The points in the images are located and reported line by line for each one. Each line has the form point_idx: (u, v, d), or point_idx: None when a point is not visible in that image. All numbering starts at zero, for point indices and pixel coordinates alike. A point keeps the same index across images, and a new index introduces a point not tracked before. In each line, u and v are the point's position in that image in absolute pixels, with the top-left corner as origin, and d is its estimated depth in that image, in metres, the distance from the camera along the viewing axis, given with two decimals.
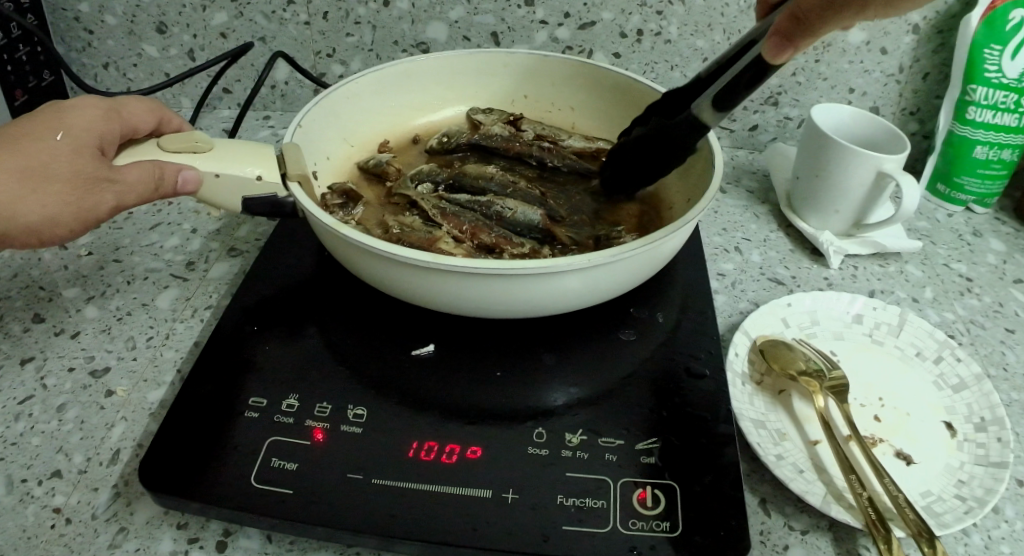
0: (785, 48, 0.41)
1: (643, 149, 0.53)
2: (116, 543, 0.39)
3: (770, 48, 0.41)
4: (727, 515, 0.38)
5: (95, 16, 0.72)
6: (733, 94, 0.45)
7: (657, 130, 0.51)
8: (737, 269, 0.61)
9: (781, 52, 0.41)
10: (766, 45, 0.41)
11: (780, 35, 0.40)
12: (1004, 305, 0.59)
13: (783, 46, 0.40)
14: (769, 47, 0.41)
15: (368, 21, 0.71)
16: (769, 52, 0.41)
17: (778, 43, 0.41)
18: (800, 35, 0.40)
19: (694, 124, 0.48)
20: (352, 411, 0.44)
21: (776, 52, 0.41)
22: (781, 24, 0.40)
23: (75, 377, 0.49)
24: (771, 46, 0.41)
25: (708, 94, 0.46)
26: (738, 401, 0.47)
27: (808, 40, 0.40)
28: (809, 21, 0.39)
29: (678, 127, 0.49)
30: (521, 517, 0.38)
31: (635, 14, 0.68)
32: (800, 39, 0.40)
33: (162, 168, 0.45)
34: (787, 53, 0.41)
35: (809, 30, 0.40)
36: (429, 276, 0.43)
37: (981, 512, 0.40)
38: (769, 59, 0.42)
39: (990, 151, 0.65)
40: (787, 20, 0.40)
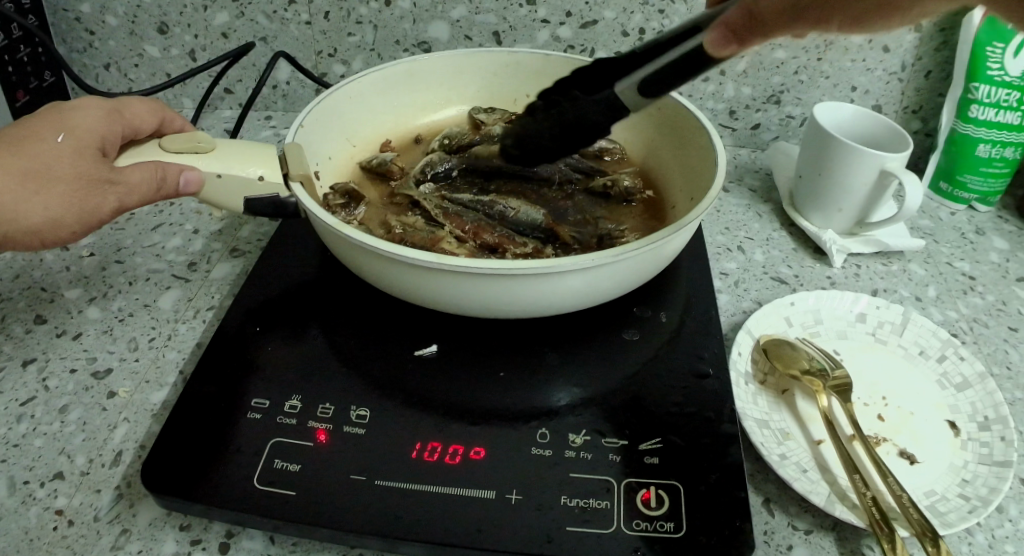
0: (728, 43, 0.39)
1: (551, 142, 0.48)
2: (119, 545, 0.39)
3: (713, 39, 0.39)
4: (732, 515, 0.38)
5: (96, 17, 0.72)
6: (660, 83, 0.43)
7: (572, 117, 0.46)
8: (740, 268, 0.61)
9: (723, 47, 0.39)
10: (709, 35, 0.40)
11: (729, 31, 0.39)
12: (1007, 304, 0.59)
13: (728, 41, 0.39)
14: (714, 38, 0.39)
15: (370, 20, 0.71)
16: (711, 43, 0.40)
17: (722, 37, 0.39)
18: (747, 35, 0.39)
19: (612, 105, 0.45)
20: (355, 412, 0.44)
21: (719, 45, 0.40)
22: (731, 17, 0.38)
23: (77, 378, 0.49)
24: (714, 37, 0.39)
25: (638, 74, 0.44)
26: (742, 400, 0.47)
27: (752, 40, 0.39)
28: (757, 27, 0.38)
29: (591, 113, 0.45)
30: (524, 517, 0.38)
31: (637, 12, 0.68)
32: (744, 40, 0.39)
33: (164, 169, 0.45)
34: (729, 49, 0.39)
35: (753, 33, 0.38)
36: (431, 276, 0.43)
37: (985, 511, 0.40)
38: (711, 51, 0.40)
39: (993, 149, 0.65)
40: (739, 15, 0.38)
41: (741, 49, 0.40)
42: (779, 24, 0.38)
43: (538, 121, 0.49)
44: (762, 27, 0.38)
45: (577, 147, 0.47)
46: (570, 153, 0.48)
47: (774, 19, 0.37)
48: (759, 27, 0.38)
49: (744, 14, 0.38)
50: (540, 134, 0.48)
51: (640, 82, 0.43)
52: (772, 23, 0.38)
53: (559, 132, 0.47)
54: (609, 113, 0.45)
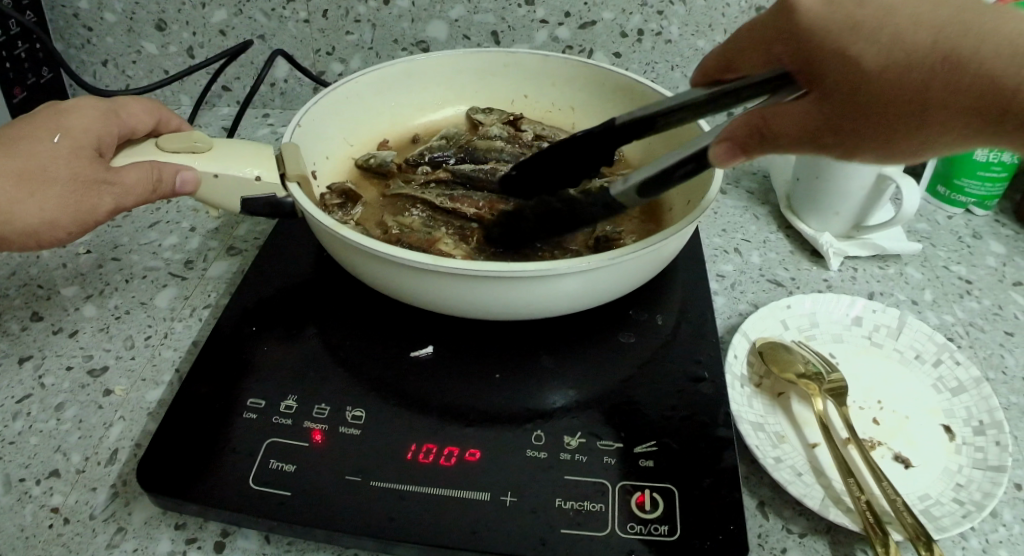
0: (736, 156, 0.36)
1: (546, 227, 0.47)
2: (114, 544, 0.39)
3: (719, 153, 0.36)
4: (726, 519, 0.38)
5: (94, 14, 0.71)
6: (662, 183, 0.41)
7: (563, 205, 0.46)
8: (737, 270, 0.61)
9: (728, 159, 0.36)
10: (713, 150, 0.36)
11: (736, 143, 0.35)
12: (1004, 308, 0.59)
13: (735, 152, 0.35)
14: (719, 151, 0.36)
15: (368, 19, 0.71)
16: (716, 156, 0.36)
17: (729, 149, 0.36)
18: (757, 146, 0.35)
19: (607, 204, 0.43)
20: (351, 413, 0.44)
21: (724, 158, 0.36)
22: (736, 131, 0.35)
23: (73, 376, 0.49)
24: (720, 150, 0.36)
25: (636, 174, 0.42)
26: (737, 403, 0.47)
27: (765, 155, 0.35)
28: (768, 142, 0.34)
29: (585, 207, 0.44)
30: (519, 520, 0.38)
31: (636, 13, 0.67)
32: (752, 151, 0.35)
33: (159, 169, 0.45)
34: (738, 161, 0.36)
35: (766, 147, 0.34)
36: (428, 278, 0.43)
37: (978, 516, 0.40)
38: (716, 162, 0.37)
39: (990, 153, 0.64)
40: (749, 127, 0.35)
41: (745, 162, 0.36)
42: (792, 144, 0.34)
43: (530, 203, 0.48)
44: (771, 143, 0.34)
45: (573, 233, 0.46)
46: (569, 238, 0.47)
47: (785, 134, 0.33)
48: (769, 145, 0.34)
49: (754, 129, 0.34)
50: (537, 222, 0.48)
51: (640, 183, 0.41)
52: (785, 141, 0.34)
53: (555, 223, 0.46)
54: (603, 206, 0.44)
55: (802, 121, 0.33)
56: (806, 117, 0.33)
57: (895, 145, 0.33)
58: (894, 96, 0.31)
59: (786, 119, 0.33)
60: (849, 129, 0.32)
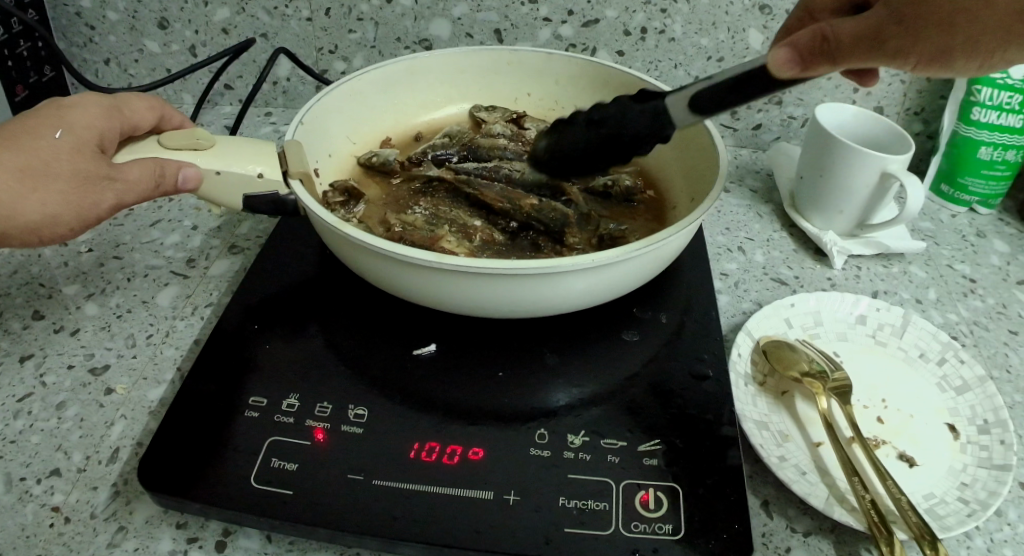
0: (795, 63, 0.36)
1: (588, 146, 0.45)
2: (115, 543, 0.39)
3: (778, 59, 0.36)
4: (730, 518, 0.38)
5: (96, 12, 0.71)
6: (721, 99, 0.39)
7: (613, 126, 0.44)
8: (740, 269, 0.61)
9: (788, 68, 0.36)
10: (774, 55, 0.37)
11: (800, 50, 0.36)
12: (1008, 307, 0.59)
13: (795, 59, 0.36)
14: (780, 57, 0.36)
15: (371, 17, 0.70)
16: (777, 62, 0.37)
17: (790, 56, 0.36)
18: (821, 57, 0.36)
19: (658, 116, 0.42)
20: (354, 411, 0.43)
21: (789, 65, 0.36)
22: (799, 38, 0.36)
23: (74, 375, 0.49)
24: (782, 53, 0.36)
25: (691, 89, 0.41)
26: (741, 402, 0.47)
27: (820, 70, 0.36)
28: (833, 46, 0.36)
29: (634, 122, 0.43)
30: (522, 518, 0.38)
31: (639, 12, 0.67)
32: (814, 60, 0.36)
33: (162, 166, 0.44)
34: (793, 72, 0.36)
35: (828, 54, 0.36)
36: (432, 275, 0.42)
37: (983, 515, 0.40)
38: (773, 72, 0.37)
39: (995, 152, 0.65)
40: (811, 36, 0.36)
41: (806, 76, 0.37)
42: (857, 51, 0.36)
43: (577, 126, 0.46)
44: (835, 52, 0.36)
45: (616, 159, 0.45)
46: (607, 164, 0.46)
47: (849, 43, 0.35)
48: (832, 53, 0.36)
49: (817, 38, 0.36)
50: (578, 143, 0.46)
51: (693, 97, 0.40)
52: (847, 45, 0.35)
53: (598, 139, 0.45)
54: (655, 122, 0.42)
55: (862, 24, 0.36)
56: (863, 27, 0.36)
57: (948, 43, 0.36)
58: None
59: (845, 27, 0.36)
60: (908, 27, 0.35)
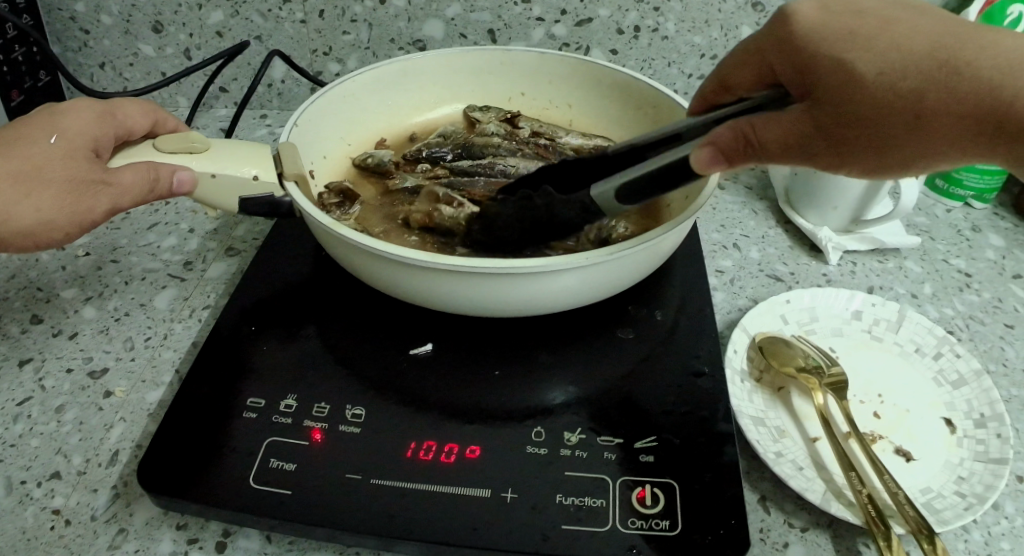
0: (717, 162, 0.37)
1: (524, 226, 0.48)
2: (115, 545, 0.39)
3: (698, 159, 0.38)
4: (727, 513, 0.38)
5: (90, 16, 0.72)
6: (641, 192, 0.43)
7: (544, 209, 0.46)
8: (736, 266, 0.61)
9: (709, 166, 0.38)
10: (696, 154, 0.38)
11: (719, 148, 0.37)
12: (1003, 301, 0.59)
13: (717, 159, 0.37)
14: (701, 156, 0.38)
15: (364, 19, 0.71)
16: (698, 161, 0.38)
17: (711, 155, 0.37)
18: (738, 156, 0.37)
19: (585, 206, 0.44)
20: (351, 411, 0.44)
21: (707, 165, 0.38)
22: (720, 135, 0.37)
23: (73, 378, 0.49)
24: (703, 156, 0.38)
25: (613, 181, 0.43)
26: (738, 398, 0.47)
27: (744, 164, 0.37)
28: (751, 151, 0.36)
29: (560, 211, 0.46)
30: (519, 516, 0.38)
31: (632, 10, 0.67)
32: (733, 160, 0.37)
33: (156, 170, 0.44)
34: (718, 168, 0.38)
35: (745, 157, 0.37)
36: (426, 275, 0.43)
37: (980, 509, 0.40)
38: (696, 167, 0.39)
39: None
40: (733, 137, 0.37)
41: (729, 169, 0.38)
42: (774, 156, 0.36)
43: (509, 201, 0.49)
44: (756, 153, 0.36)
45: (546, 235, 0.48)
46: (544, 239, 0.48)
47: (771, 146, 0.36)
48: (750, 152, 0.37)
49: (738, 139, 0.36)
50: (513, 219, 0.48)
51: (616, 191, 0.43)
52: (770, 151, 0.36)
53: (531, 222, 0.47)
54: (582, 211, 0.45)
55: (789, 131, 0.35)
56: (792, 129, 0.35)
57: (884, 158, 0.35)
58: (884, 102, 0.33)
59: (771, 129, 0.36)
60: (837, 143, 0.35)
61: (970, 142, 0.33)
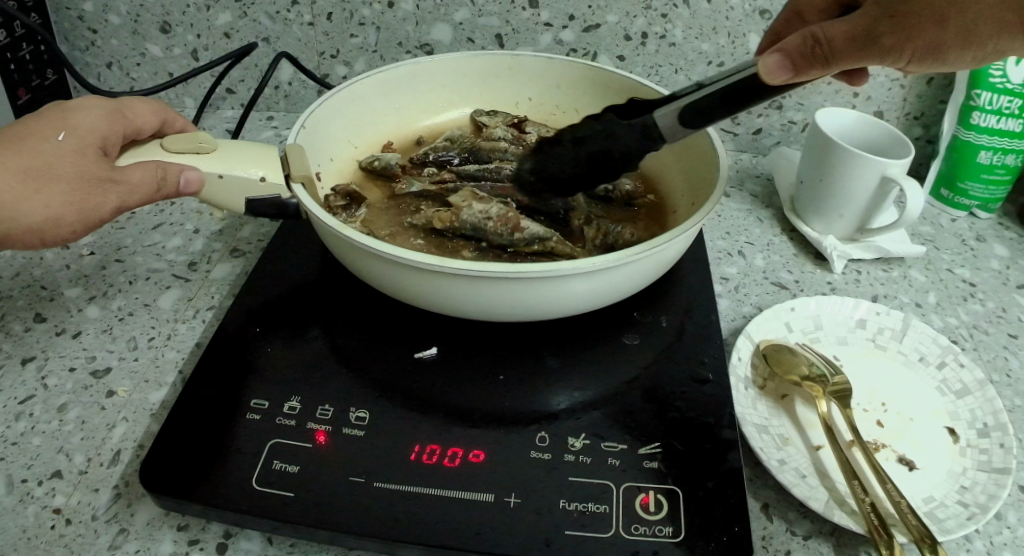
0: (786, 69, 0.40)
1: (579, 169, 0.49)
2: (116, 545, 0.39)
3: (768, 66, 0.40)
4: (730, 520, 0.38)
5: (99, 16, 0.72)
6: (704, 118, 0.44)
7: (600, 148, 0.48)
8: (740, 273, 0.61)
9: (780, 74, 0.40)
10: (764, 61, 0.41)
11: (789, 54, 0.40)
12: (1008, 311, 0.59)
13: (785, 63, 0.40)
14: (771, 62, 0.40)
15: (372, 22, 0.71)
16: (768, 69, 0.40)
17: (781, 63, 0.40)
18: (806, 59, 0.40)
19: (647, 129, 0.46)
20: (355, 414, 0.44)
21: (778, 72, 0.40)
22: (790, 45, 0.40)
23: (76, 377, 0.49)
24: (772, 60, 0.40)
25: (681, 102, 0.45)
26: (741, 406, 0.47)
27: (812, 71, 0.40)
28: (821, 51, 0.40)
29: (620, 138, 0.47)
30: (522, 520, 0.38)
31: (640, 17, 0.68)
32: (803, 64, 0.40)
33: (164, 169, 0.45)
34: (786, 76, 0.40)
35: (817, 58, 0.40)
36: (433, 279, 0.43)
37: (983, 518, 0.40)
38: (764, 78, 0.41)
39: (994, 156, 0.65)
40: (801, 42, 0.40)
41: (795, 79, 0.40)
42: (845, 53, 0.40)
43: (564, 143, 0.51)
44: (826, 53, 0.40)
45: (603, 174, 0.49)
46: (598, 180, 0.50)
47: (838, 42, 0.40)
48: (822, 51, 0.40)
49: (810, 39, 0.40)
50: (569, 166, 0.50)
51: (683, 111, 0.44)
52: (839, 51, 0.40)
53: (587, 158, 0.49)
54: (643, 138, 0.47)
55: (854, 27, 0.40)
56: (858, 25, 0.40)
57: (937, 37, 0.40)
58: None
59: (837, 29, 0.40)
60: (897, 22, 0.39)
61: (1007, 27, 0.40)
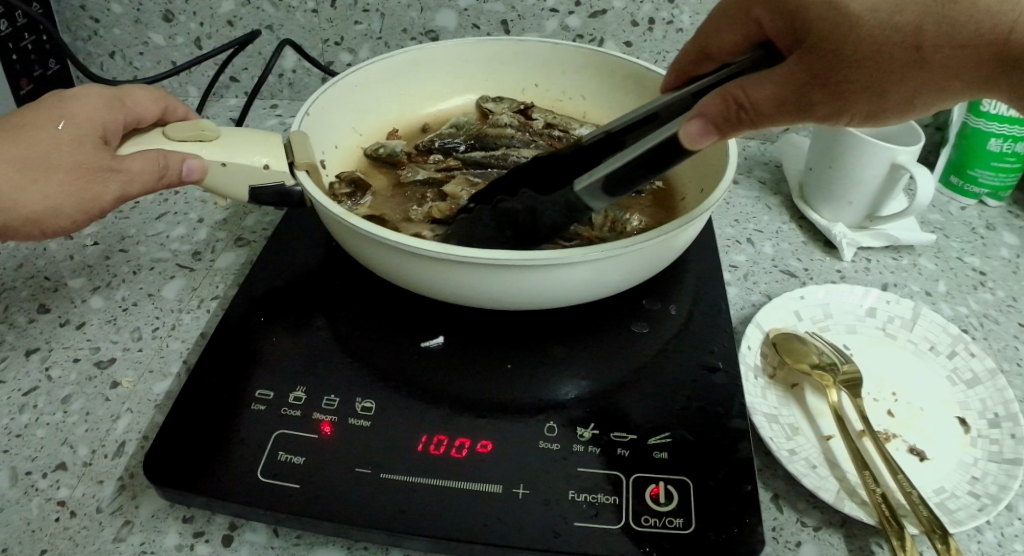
0: (708, 135, 0.36)
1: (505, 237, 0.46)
2: (121, 537, 0.39)
3: (688, 132, 0.36)
4: (741, 512, 0.38)
5: (101, 5, 0.71)
6: (621, 183, 0.40)
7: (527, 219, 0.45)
8: (749, 261, 0.61)
9: (700, 139, 0.36)
10: (684, 127, 0.37)
11: (709, 119, 0.36)
12: (1018, 300, 0.58)
13: (707, 131, 0.36)
14: (690, 128, 0.36)
15: (376, 8, 0.70)
16: (688, 134, 0.36)
17: (702, 127, 0.36)
18: (732, 125, 0.35)
19: (572, 209, 0.42)
20: (360, 404, 0.43)
21: (697, 138, 0.36)
22: (709, 107, 0.36)
23: (80, 368, 0.49)
24: (692, 127, 0.36)
25: (600, 170, 0.40)
26: (751, 395, 0.46)
27: (737, 133, 0.36)
28: (745, 115, 0.35)
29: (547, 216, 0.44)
30: (528, 512, 0.37)
31: (647, 2, 0.67)
32: (727, 130, 0.36)
33: (165, 158, 0.44)
34: (709, 142, 0.36)
35: (740, 123, 0.35)
36: (439, 267, 0.42)
37: (995, 509, 0.40)
38: (686, 142, 0.37)
39: (1004, 144, 0.64)
40: (723, 104, 0.35)
41: (721, 141, 0.37)
42: (769, 117, 0.35)
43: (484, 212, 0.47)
44: (749, 118, 0.35)
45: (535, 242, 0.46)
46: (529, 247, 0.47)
47: (763, 108, 0.35)
48: (743, 121, 0.35)
49: (730, 104, 0.35)
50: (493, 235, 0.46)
51: (608, 177, 0.40)
52: (763, 113, 0.35)
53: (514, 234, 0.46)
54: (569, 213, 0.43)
55: (784, 87, 0.34)
56: (782, 87, 0.34)
57: (885, 104, 0.34)
58: (876, 51, 0.32)
59: (759, 91, 0.34)
60: (834, 90, 0.34)
61: (969, 75, 0.33)
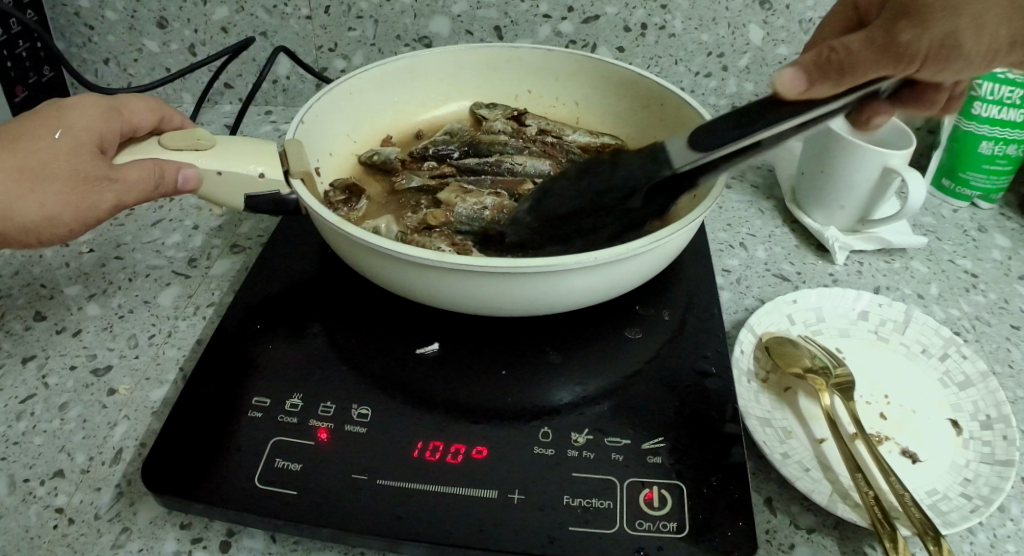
0: (805, 80, 0.37)
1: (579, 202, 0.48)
2: (119, 544, 0.39)
3: (786, 81, 0.38)
4: (734, 515, 0.38)
5: (95, 12, 0.71)
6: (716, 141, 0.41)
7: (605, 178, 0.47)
8: (741, 265, 0.61)
9: (797, 86, 0.38)
10: (779, 77, 0.38)
11: (805, 67, 0.37)
12: (1010, 302, 0.59)
13: (804, 75, 0.37)
14: (788, 78, 0.38)
15: (370, 15, 0.70)
16: (786, 82, 0.38)
17: (797, 75, 0.38)
18: (830, 66, 0.37)
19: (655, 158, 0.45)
20: (356, 411, 0.43)
21: (793, 84, 0.38)
22: (803, 60, 0.38)
23: (77, 375, 0.49)
24: (787, 74, 0.38)
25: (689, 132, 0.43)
26: (744, 399, 0.47)
27: (834, 79, 0.37)
28: (840, 57, 0.37)
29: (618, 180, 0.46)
30: (524, 517, 0.38)
31: (639, 8, 0.67)
32: (823, 71, 0.37)
33: (162, 166, 0.44)
34: (807, 86, 0.37)
35: (839, 62, 0.36)
36: (434, 275, 0.42)
37: (987, 511, 0.40)
38: (785, 92, 0.38)
39: (996, 146, 0.64)
40: (814, 56, 0.37)
41: (815, 91, 0.38)
42: (869, 55, 0.36)
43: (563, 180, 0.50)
44: (848, 58, 0.36)
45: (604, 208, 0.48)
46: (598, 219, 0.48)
47: (857, 50, 0.37)
48: (842, 59, 0.36)
49: (822, 52, 0.37)
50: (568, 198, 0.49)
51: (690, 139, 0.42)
52: (862, 52, 0.37)
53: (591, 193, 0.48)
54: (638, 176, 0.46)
55: (871, 35, 0.37)
56: (870, 35, 0.37)
57: (966, 43, 0.37)
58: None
59: (853, 39, 0.37)
60: (926, 25, 0.37)
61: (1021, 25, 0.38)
